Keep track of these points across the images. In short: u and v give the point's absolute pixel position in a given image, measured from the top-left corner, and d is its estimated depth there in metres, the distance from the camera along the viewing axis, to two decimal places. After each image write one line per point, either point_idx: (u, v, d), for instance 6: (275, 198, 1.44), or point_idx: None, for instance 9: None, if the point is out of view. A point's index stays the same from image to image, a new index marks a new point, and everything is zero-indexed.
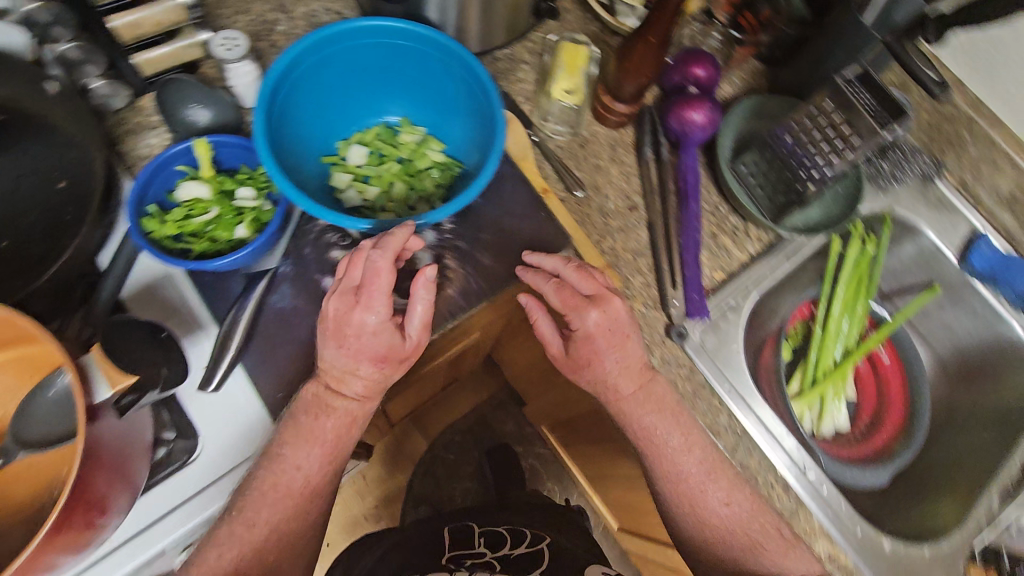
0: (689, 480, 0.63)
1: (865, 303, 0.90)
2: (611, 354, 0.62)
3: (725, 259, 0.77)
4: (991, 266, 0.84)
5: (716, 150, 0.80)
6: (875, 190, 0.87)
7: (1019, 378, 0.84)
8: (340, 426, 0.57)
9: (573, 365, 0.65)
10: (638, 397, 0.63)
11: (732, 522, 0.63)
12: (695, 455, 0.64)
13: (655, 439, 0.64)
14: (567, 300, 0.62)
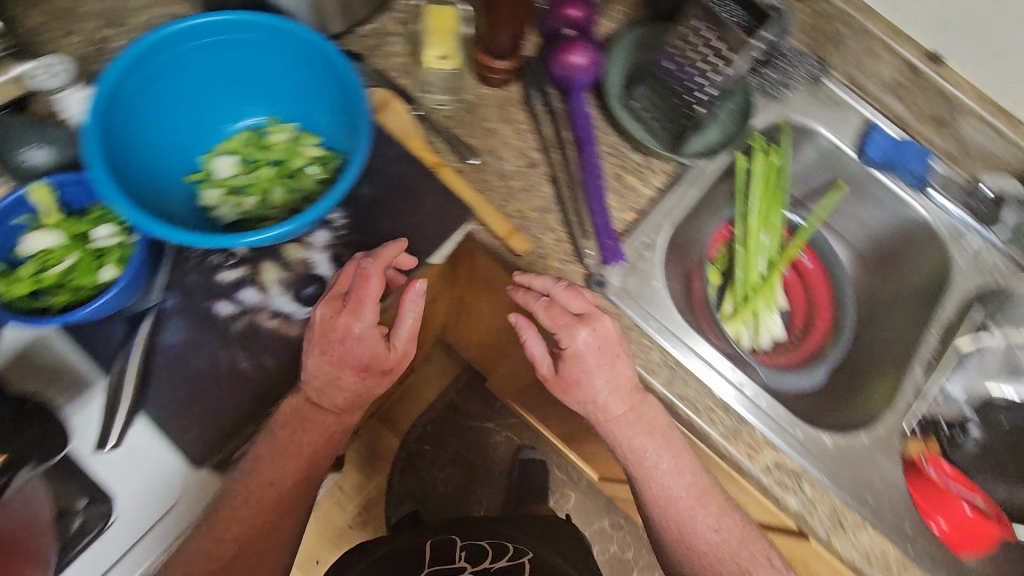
0: (681, 502, 0.67)
1: (779, 214, 0.92)
2: (600, 378, 0.64)
3: (633, 198, 0.77)
4: (885, 152, 0.86)
5: (605, 90, 0.79)
6: (768, 100, 0.88)
7: (930, 255, 0.87)
8: (319, 440, 0.59)
9: (561, 387, 0.68)
10: (626, 420, 0.66)
11: (720, 549, 0.67)
12: (687, 479, 0.67)
13: (645, 462, 0.67)
14: (556, 318, 0.64)
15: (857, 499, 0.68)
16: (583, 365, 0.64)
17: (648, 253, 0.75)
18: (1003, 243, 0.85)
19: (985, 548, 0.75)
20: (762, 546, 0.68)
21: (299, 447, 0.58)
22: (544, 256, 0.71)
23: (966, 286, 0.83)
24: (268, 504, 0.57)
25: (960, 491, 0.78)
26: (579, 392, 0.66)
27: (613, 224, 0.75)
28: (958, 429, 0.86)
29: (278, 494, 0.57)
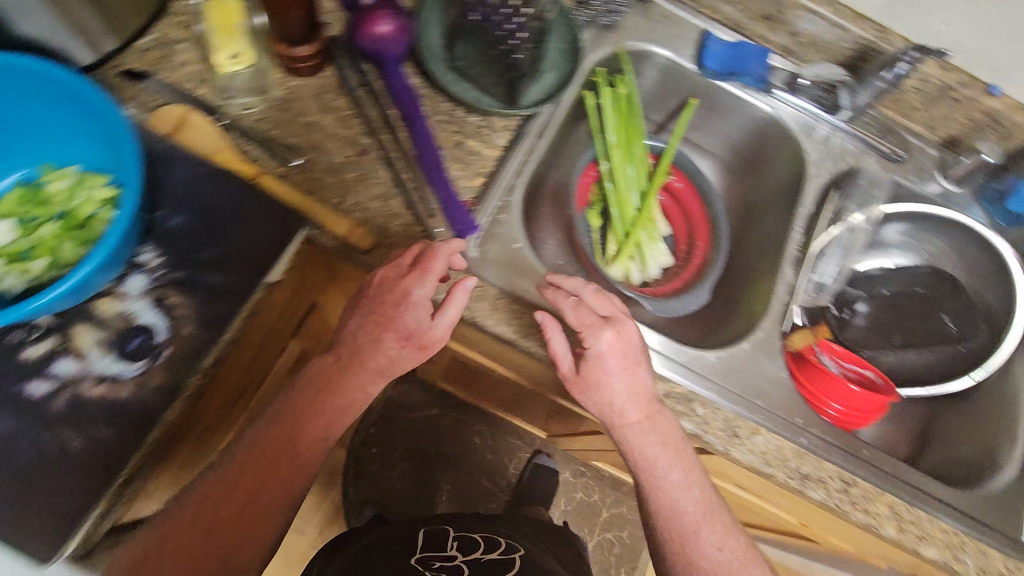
0: (686, 515, 0.65)
1: (641, 143, 0.91)
2: (620, 377, 0.63)
3: (478, 162, 0.74)
4: (722, 60, 0.85)
5: (425, 56, 0.75)
6: (601, 31, 0.84)
7: (784, 151, 0.89)
8: (339, 414, 0.61)
9: (580, 386, 0.65)
10: (642, 427, 0.64)
11: (720, 567, 0.64)
12: (691, 492, 0.65)
13: (652, 468, 0.65)
14: (583, 320, 0.64)
15: (749, 404, 0.71)
16: (605, 363, 0.63)
17: (505, 216, 0.72)
18: (851, 126, 0.86)
19: (875, 415, 0.78)
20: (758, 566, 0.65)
21: (318, 412, 0.60)
22: (394, 245, 0.67)
23: (823, 175, 0.86)
24: (262, 474, 0.58)
25: (841, 366, 0.83)
26: (597, 396, 0.64)
27: (461, 195, 0.72)
28: (847, 309, 0.91)
29: (277, 462, 0.58)
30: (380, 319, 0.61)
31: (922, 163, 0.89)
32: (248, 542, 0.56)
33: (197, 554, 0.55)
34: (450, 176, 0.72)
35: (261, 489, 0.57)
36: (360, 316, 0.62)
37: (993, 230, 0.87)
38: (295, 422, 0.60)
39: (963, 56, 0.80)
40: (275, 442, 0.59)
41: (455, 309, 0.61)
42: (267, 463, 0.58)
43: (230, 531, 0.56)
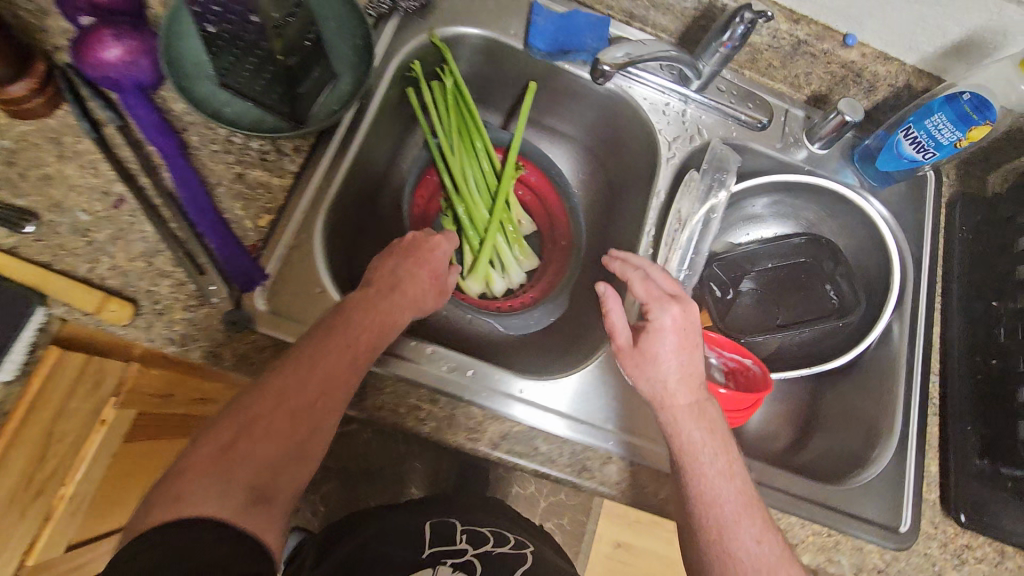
0: (728, 506, 0.57)
1: (484, 138, 0.81)
2: (676, 349, 0.62)
3: (265, 197, 0.63)
4: (552, 37, 0.75)
5: (185, 78, 0.61)
6: (410, 16, 0.73)
7: (636, 131, 0.79)
8: (385, 326, 0.59)
9: (641, 365, 0.63)
10: (691, 411, 0.61)
11: (756, 561, 0.56)
12: (730, 486, 0.58)
13: (695, 453, 0.60)
14: (652, 293, 0.65)
15: (600, 426, 0.65)
16: (666, 335, 0.62)
17: (303, 256, 0.63)
18: (707, 97, 0.77)
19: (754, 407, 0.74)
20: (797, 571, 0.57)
21: (370, 324, 0.58)
22: (164, 312, 0.58)
23: (677, 155, 0.77)
24: (328, 378, 0.54)
25: (719, 356, 0.79)
26: (650, 371, 0.62)
27: (245, 238, 0.62)
28: (732, 288, 0.85)
29: (351, 367, 0.56)
30: (418, 263, 0.65)
31: (790, 128, 0.81)
32: (323, 438, 0.53)
33: (283, 442, 0.51)
34: (225, 219, 0.61)
35: (326, 396, 0.53)
36: (395, 264, 0.64)
37: (863, 192, 0.81)
38: (355, 332, 0.57)
39: (810, 5, 0.72)
40: (341, 344, 0.56)
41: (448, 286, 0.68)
42: (339, 363, 0.55)
43: (307, 423, 0.53)
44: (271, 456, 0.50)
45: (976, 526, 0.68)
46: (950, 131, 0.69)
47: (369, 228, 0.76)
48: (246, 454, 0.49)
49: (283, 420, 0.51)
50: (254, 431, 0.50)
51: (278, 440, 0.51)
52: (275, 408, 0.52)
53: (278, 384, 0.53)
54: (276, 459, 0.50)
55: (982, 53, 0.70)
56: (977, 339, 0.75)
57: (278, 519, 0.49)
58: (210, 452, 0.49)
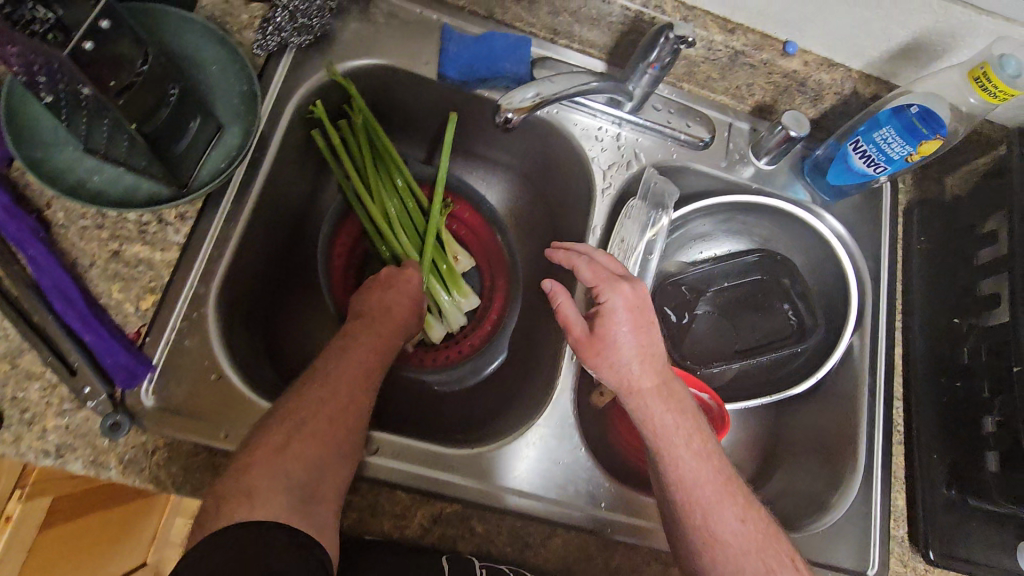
0: (708, 486, 0.56)
1: (407, 176, 0.74)
2: (633, 331, 0.59)
3: (146, 276, 0.56)
4: (467, 63, 0.67)
5: (41, 149, 0.54)
6: (307, 53, 0.66)
7: (569, 159, 0.73)
8: (391, 341, 0.62)
9: (600, 353, 0.59)
10: (655, 393, 0.59)
11: (741, 540, 0.54)
12: (704, 466, 0.57)
13: (665, 437, 0.58)
14: (599, 275, 0.61)
15: (549, 495, 0.60)
16: (619, 317, 0.59)
17: (197, 338, 0.56)
18: (642, 118, 0.71)
19: None
20: (784, 544, 0.55)
21: (376, 338, 0.61)
22: (33, 422, 0.51)
23: (614, 183, 0.71)
24: (353, 385, 0.56)
25: None
26: (609, 359, 0.59)
27: (126, 326, 0.55)
28: (687, 312, 0.79)
29: (372, 373, 0.58)
30: (404, 292, 0.67)
31: (735, 144, 0.75)
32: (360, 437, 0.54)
33: (330, 446, 0.52)
34: (99, 307, 0.54)
35: (350, 401, 0.55)
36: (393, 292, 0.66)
37: (816, 207, 0.77)
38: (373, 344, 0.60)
39: (744, 14, 0.66)
40: (359, 356, 0.59)
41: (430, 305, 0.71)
42: (361, 370, 0.57)
43: (341, 421, 0.53)
44: (313, 453, 0.50)
45: (946, 563, 0.64)
46: (899, 145, 0.64)
47: (283, 288, 0.70)
48: (296, 450, 0.50)
49: (322, 419, 0.52)
50: (308, 431, 0.52)
51: (321, 435, 0.51)
52: (309, 414, 0.52)
53: (309, 390, 0.54)
54: (325, 462, 0.51)
55: (931, 56, 0.65)
56: (939, 359, 0.71)
57: (330, 520, 0.49)
58: (266, 450, 0.49)
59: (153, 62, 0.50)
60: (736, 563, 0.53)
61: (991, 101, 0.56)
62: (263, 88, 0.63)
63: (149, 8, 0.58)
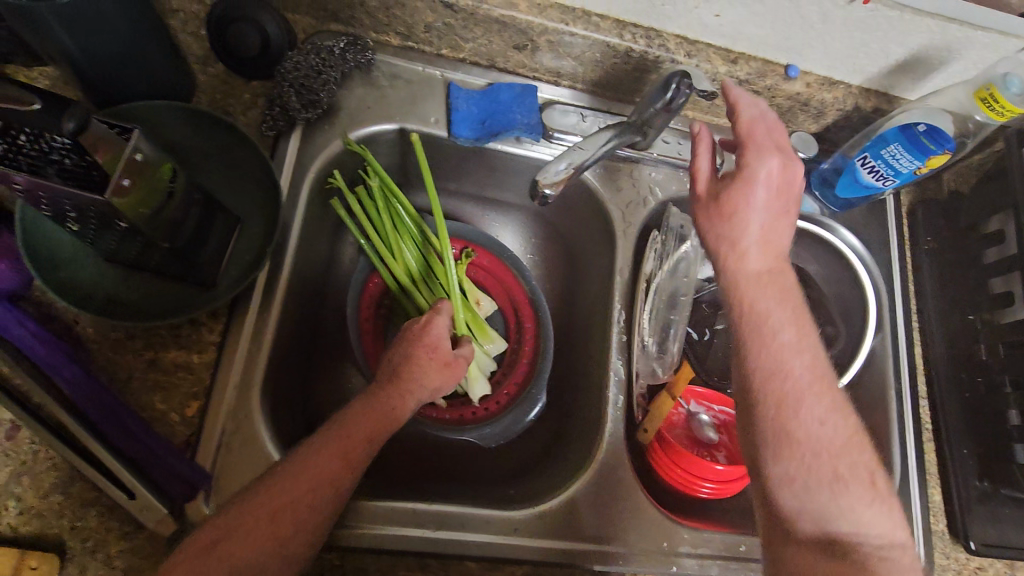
0: (793, 377, 0.53)
1: (422, 229, 0.74)
2: (756, 210, 0.56)
3: (186, 382, 0.55)
4: (476, 120, 0.68)
5: (63, 269, 0.52)
6: (315, 128, 0.65)
7: (584, 198, 0.73)
8: (387, 424, 0.55)
9: (715, 217, 0.58)
10: (768, 278, 0.57)
11: (815, 442, 0.52)
12: (800, 358, 0.54)
13: (769, 317, 0.55)
14: (746, 135, 0.57)
15: (524, 542, 0.59)
16: (754, 187, 0.56)
17: (247, 438, 0.56)
18: (653, 153, 0.73)
19: None
20: (867, 458, 0.52)
21: (366, 423, 0.54)
22: (97, 550, 0.50)
23: (635, 222, 0.72)
24: (330, 485, 0.51)
25: (709, 411, 0.74)
26: (722, 224, 0.58)
27: (173, 436, 0.54)
28: (706, 328, 0.78)
29: (346, 471, 0.52)
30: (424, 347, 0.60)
31: None
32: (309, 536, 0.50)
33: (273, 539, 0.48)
34: (144, 422, 0.53)
35: (320, 503, 0.50)
36: (400, 349, 0.60)
37: (826, 219, 0.78)
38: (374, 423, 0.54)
39: (747, 43, 0.66)
40: (352, 443, 0.53)
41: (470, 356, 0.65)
42: (332, 464, 0.52)
43: (293, 523, 0.49)
44: (248, 557, 0.48)
45: (987, 552, 0.67)
46: (908, 160, 0.65)
47: (315, 366, 0.69)
48: (225, 555, 0.47)
49: (264, 530, 0.48)
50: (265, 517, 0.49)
51: (252, 546, 0.48)
52: (264, 516, 0.49)
53: (282, 485, 0.50)
54: (258, 557, 0.48)
55: (928, 68, 0.66)
56: (959, 355, 0.74)
57: None
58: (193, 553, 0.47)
59: (178, 180, 0.48)
60: (801, 462, 0.51)
61: (998, 118, 0.60)
62: (278, 168, 0.62)
63: (151, 106, 0.56)
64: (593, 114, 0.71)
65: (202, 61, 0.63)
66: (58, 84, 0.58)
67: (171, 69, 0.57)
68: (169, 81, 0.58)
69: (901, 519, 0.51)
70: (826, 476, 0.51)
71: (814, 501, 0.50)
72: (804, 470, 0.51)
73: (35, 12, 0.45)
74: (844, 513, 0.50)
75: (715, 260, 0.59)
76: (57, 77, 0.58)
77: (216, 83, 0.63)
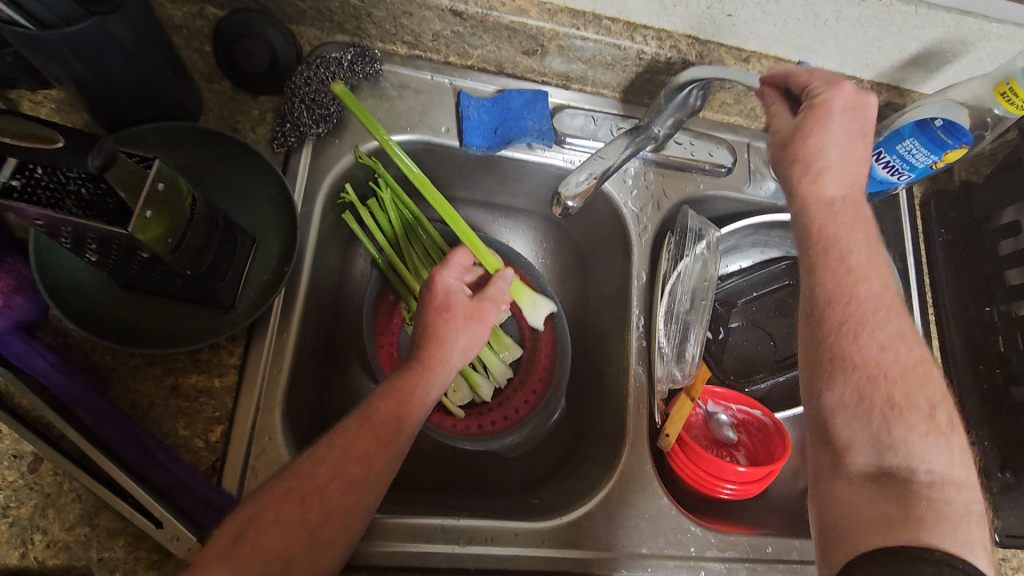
0: (860, 302, 0.52)
1: (415, 232, 0.71)
2: (838, 135, 0.53)
3: (208, 405, 0.55)
4: (489, 128, 0.67)
5: (81, 297, 0.51)
6: (324, 142, 0.64)
7: (596, 204, 0.73)
8: (412, 402, 0.54)
9: (787, 146, 0.54)
10: (845, 207, 0.54)
11: (873, 366, 0.51)
12: (868, 287, 0.53)
13: (841, 248, 0.53)
14: (817, 72, 0.55)
15: (550, 554, 0.59)
16: (836, 116, 0.52)
17: (273, 461, 0.55)
18: (664, 155, 0.72)
19: (782, 456, 0.68)
20: (928, 389, 0.51)
21: (395, 398, 0.54)
22: None
23: (649, 226, 0.72)
24: (364, 470, 0.51)
25: (726, 410, 0.74)
26: (797, 153, 0.54)
27: (197, 462, 0.53)
28: (721, 327, 0.78)
29: (381, 452, 0.52)
30: (441, 308, 0.59)
31: (755, 164, 0.76)
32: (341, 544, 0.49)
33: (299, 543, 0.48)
34: (169, 449, 0.52)
35: (360, 490, 0.51)
36: (421, 318, 0.59)
37: None
38: (400, 403, 0.54)
39: (760, 42, 0.65)
40: (380, 425, 0.53)
41: (500, 299, 0.63)
42: (369, 442, 0.52)
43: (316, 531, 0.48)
44: (280, 548, 0.47)
45: (1013, 542, 0.67)
46: (924, 154, 0.65)
47: (332, 382, 0.68)
48: (254, 545, 0.46)
49: (295, 520, 0.48)
50: (296, 507, 0.48)
51: (280, 544, 0.47)
52: (295, 502, 0.48)
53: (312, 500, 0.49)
54: (290, 547, 0.47)
55: (941, 61, 0.66)
56: (976, 347, 0.74)
57: None
58: (219, 547, 0.46)
59: (199, 207, 0.47)
60: (855, 386, 0.51)
61: (1016, 112, 0.60)
62: (290, 186, 0.61)
63: (161, 127, 0.55)
64: (604, 118, 0.71)
65: (208, 78, 0.62)
66: (63, 107, 0.57)
67: (180, 89, 0.56)
68: (177, 101, 0.57)
69: (963, 460, 0.49)
70: (879, 404, 0.50)
71: (866, 427, 0.50)
72: (857, 397, 0.51)
73: (47, 39, 0.44)
74: (897, 445, 0.50)
75: (788, 189, 0.56)
76: (62, 100, 0.57)
77: (223, 100, 0.62)
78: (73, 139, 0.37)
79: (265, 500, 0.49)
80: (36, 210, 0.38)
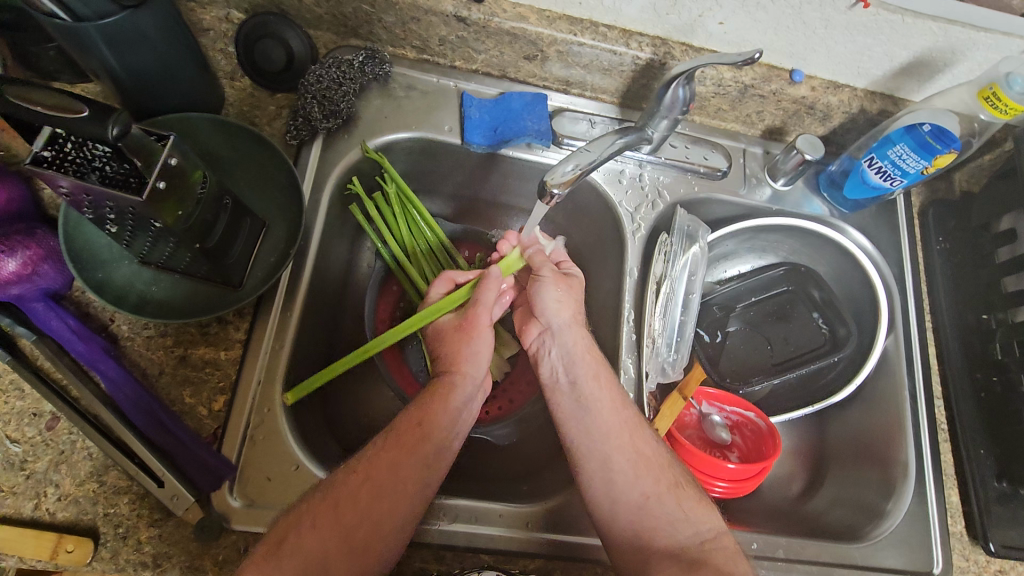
0: (599, 434, 0.59)
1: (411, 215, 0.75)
2: (554, 290, 0.65)
3: (212, 377, 0.58)
4: (489, 127, 0.71)
5: (102, 269, 0.55)
6: (335, 136, 0.68)
7: (593, 203, 0.76)
8: (430, 414, 0.57)
9: (549, 284, 0.65)
10: (587, 350, 0.64)
11: (630, 470, 0.58)
12: (611, 386, 0.62)
13: (568, 373, 0.63)
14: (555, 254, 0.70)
15: (534, 537, 0.60)
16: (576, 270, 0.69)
17: (271, 431, 0.58)
18: (661, 157, 0.75)
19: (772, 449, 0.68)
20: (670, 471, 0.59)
21: (424, 416, 0.57)
22: (128, 536, 0.52)
23: (643, 224, 0.74)
24: (389, 473, 0.53)
25: (720, 412, 0.74)
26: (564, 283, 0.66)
27: (199, 429, 0.56)
28: (719, 331, 0.78)
29: (411, 472, 0.54)
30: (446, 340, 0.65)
31: (751, 169, 0.78)
32: (364, 551, 0.50)
33: (336, 550, 0.50)
34: (175, 415, 0.55)
35: (389, 496, 0.53)
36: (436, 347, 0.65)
37: (835, 221, 0.79)
38: (422, 413, 0.57)
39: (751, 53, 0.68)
40: (405, 436, 0.55)
41: (490, 300, 0.65)
42: (400, 456, 0.54)
43: (340, 537, 0.50)
44: (320, 556, 0.49)
45: (1009, 554, 0.66)
46: (914, 160, 0.66)
47: (333, 365, 0.71)
48: (294, 549, 0.48)
49: (328, 520, 0.50)
50: (329, 526, 0.50)
51: (312, 553, 0.49)
52: (328, 506, 0.51)
53: (346, 505, 0.51)
54: (327, 550, 0.49)
55: (932, 70, 0.67)
56: (973, 354, 0.73)
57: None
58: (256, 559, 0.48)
59: (208, 186, 0.51)
60: (626, 465, 0.58)
61: (1003, 117, 0.61)
62: (300, 176, 0.66)
63: (183, 118, 0.60)
64: (602, 121, 0.74)
65: (230, 76, 0.67)
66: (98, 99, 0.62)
67: (203, 85, 0.61)
68: (200, 96, 0.62)
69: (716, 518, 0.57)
70: (648, 483, 0.58)
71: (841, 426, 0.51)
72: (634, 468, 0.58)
73: (83, 32, 0.49)
74: (676, 514, 0.56)
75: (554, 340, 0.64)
76: (98, 92, 0.63)
77: (243, 97, 0.67)
78: (97, 112, 0.41)
79: (292, 516, 0.51)
80: (68, 180, 0.42)
